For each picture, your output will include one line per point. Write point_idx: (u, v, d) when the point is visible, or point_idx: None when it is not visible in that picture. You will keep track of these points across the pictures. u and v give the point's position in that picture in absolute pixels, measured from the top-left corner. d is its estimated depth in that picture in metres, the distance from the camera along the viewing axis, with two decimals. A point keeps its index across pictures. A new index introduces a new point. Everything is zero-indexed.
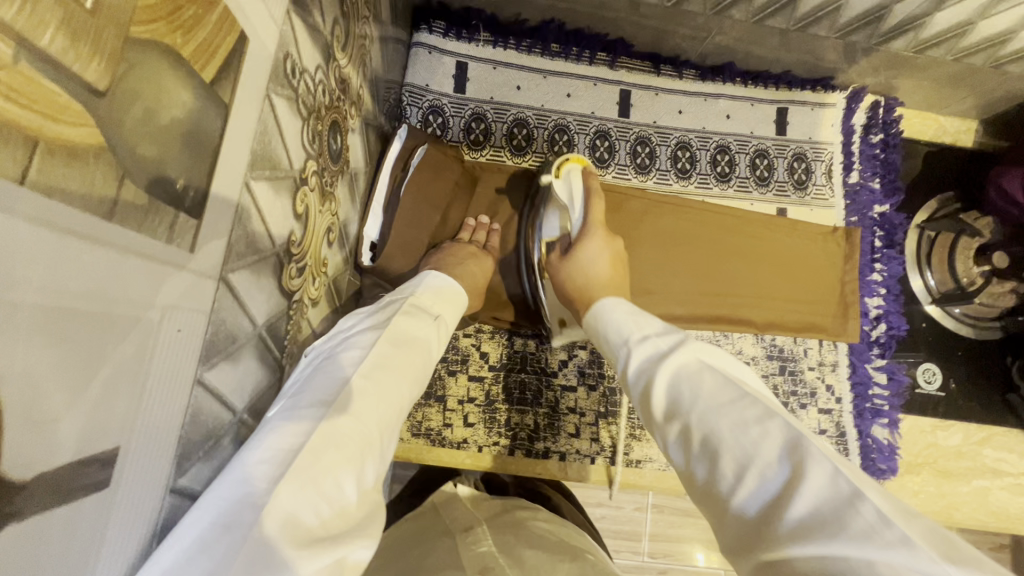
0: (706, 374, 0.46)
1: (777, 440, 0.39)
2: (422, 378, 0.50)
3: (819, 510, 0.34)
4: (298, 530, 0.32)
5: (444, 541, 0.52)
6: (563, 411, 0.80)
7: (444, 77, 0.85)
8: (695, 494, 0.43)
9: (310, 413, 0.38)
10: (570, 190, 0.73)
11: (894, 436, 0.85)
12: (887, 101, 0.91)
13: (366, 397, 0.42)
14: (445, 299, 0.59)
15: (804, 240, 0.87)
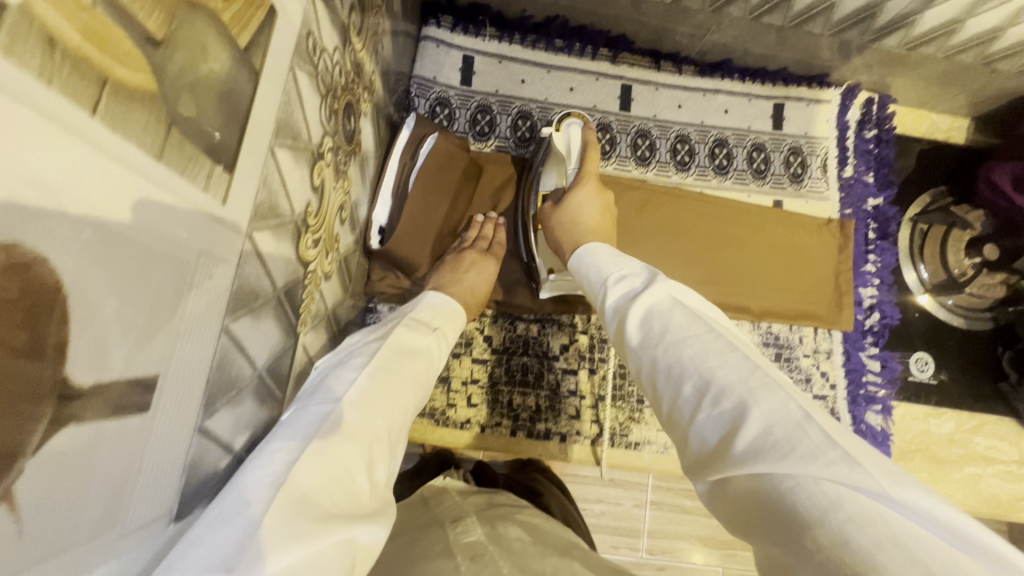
0: (676, 309, 0.48)
1: (737, 371, 0.41)
2: (423, 391, 0.53)
3: (769, 433, 0.36)
4: (321, 514, 0.35)
5: (434, 530, 0.53)
6: (563, 393, 0.82)
7: (451, 70, 0.88)
8: (663, 425, 0.45)
9: (320, 421, 0.41)
10: (569, 143, 0.76)
11: (887, 423, 0.86)
12: (881, 98, 0.94)
13: (371, 407, 0.45)
14: (444, 315, 0.63)
15: (801, 230, 0.89)
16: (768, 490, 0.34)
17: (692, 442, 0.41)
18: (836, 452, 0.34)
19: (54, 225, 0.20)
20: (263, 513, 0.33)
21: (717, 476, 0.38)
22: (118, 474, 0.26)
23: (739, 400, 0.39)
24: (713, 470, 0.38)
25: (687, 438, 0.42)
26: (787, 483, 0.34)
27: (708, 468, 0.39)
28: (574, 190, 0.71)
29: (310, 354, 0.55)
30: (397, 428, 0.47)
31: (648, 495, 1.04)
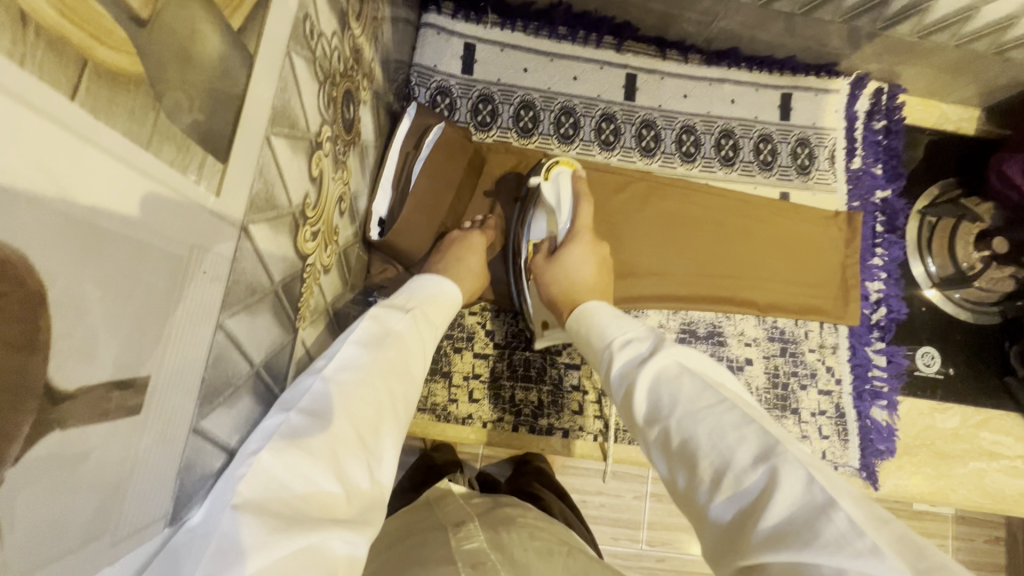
0: (685, 378, 0.47)
1: (753, 446, 0.40)
2: (415, 374, 0.51)
3: (790, 520, 0.35)
4: (299, 530, 0.34)
5: (438, 533, 0.52)
6: (566, 388, 0.81)
7: (452, 58, 0.86)
8: (677, 506, 0.44)
9: (298, 421, 0.39)
10: (559, 192, 0.74)
11: (892, 418, 0.86)
12: (891, 88, 0.93)
13: (352, 400, 0.42)
14: (435, 303, 0.60)
15: (807, 223, 0.88)
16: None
17: (709, 525, 0.40)
18: (863, 541, 0.33)
19: (33, 219, 0.19)
20: (237, 541, 0.32)
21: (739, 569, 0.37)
22: (109, 481, 0.25)
23: (759, 482, 0.38)
24: (733, 558, 0.37)
25: (703, 522, 0.41)
26: (812, 574, 0.33)
27: (728, 554, 0.38)
28: (567, 246, 0.70)
29: (310, 349, 0.54)
30: (388, 416, 0.45)
31: (648, 488, 1.06)
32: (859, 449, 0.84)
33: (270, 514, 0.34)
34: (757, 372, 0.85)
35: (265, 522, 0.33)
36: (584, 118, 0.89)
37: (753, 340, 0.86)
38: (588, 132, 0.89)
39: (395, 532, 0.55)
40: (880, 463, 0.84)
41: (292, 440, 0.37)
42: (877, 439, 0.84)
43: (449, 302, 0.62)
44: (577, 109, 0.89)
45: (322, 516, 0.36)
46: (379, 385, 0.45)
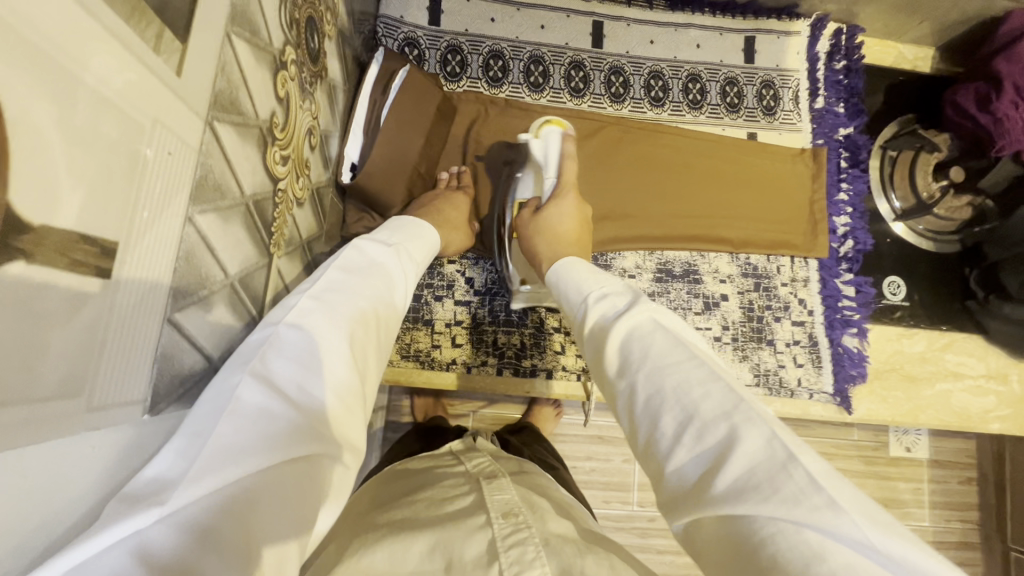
0: (656, 333, 0.47)
1: (720, 398, 0.40)
2: (394, 304, 0.52)
3: (749, 476, 0.36)
4: (296, 441, 0.34)
5: (468, 484, 0.52)
6: (548, 330, 0.82)
7: (418, 9, 0.86)
8: (636, 452, 0.44)
9: (284, 333, 0.39)
10: (546, 150, 0.76)
11: (863, 344, 0.89)
12: (849, 28, 0.95)
13: (336, 315, 0.43)
14: (411, 237, 0.60)
15: (774, 161, 0.90)
16: (748, 536, 0.34)
17: (667, 470, 0.40)
18: (823, 497, 0.33)
19: None
20: (224, 438, 0.31)
21: (691, 516, 0.37)
22: (80, 342, 0.25)
23: (724, 433, 0.38)
24: (686, 505, 0.38)
25: (660, 468, 0.41)
26: (771, 530, 0.33)
27: (682, 500, 0.38)
28: (552, 201, 0.72)
29: (287, 279, 0.54)
30: (370, 341, 0.46)
31: None
32: (832, 374, 0.87)
33: (266, 419, 0.34)
34: (732, 307, 0.87)
35: (268, 430, 0.33)
36: (553, 66, 0.89)
37: (727, 277, 0.88)
38: (557, 80, 0.89)
39: (413, 483, 0.55)
40: (852, 388, 0.87)
41: (276, 351, 0.38)
42: (849, 365, 0.87)
43: (421, 242, 0.61)
44: (546, 58, 0.89)
45: (318, 427, 0.36)
46: (363, 309, 0.46)
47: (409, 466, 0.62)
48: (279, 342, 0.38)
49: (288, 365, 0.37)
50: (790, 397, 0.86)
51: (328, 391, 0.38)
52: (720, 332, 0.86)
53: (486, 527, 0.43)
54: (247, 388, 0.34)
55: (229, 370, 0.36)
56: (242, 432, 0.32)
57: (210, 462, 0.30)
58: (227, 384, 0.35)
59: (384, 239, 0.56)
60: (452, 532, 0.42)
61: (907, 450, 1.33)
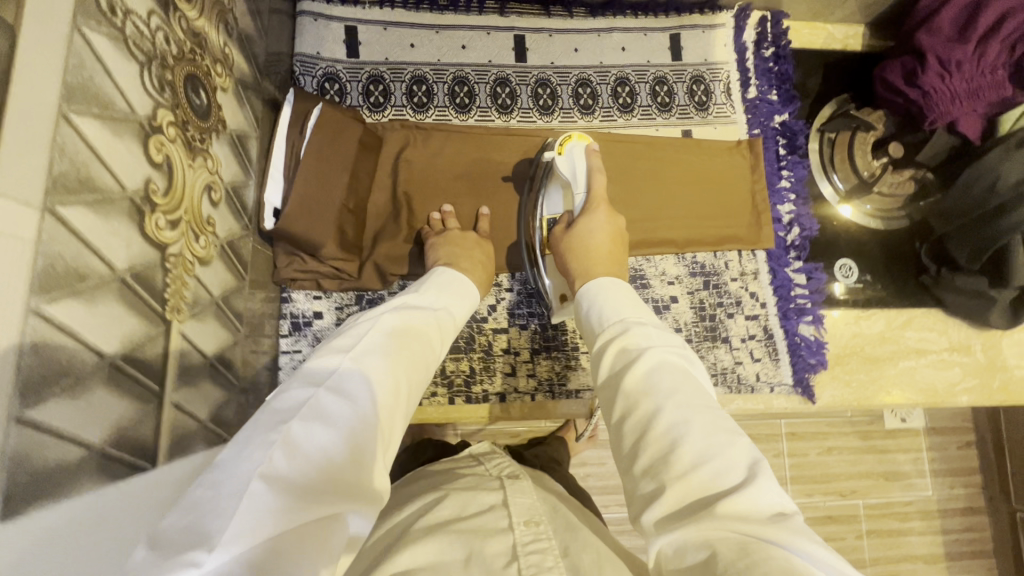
0: (681, 376, 0.51)
1: (740, 452, 0.45)
2: (428, 364, 0.55)
3: (748, 510, 0.40)
4: (321, 506, 0.36)
5: (492, 485, 0.61)
6: (497, 352, 0.81)
7: (334, 43, 0.85)
8: (631, 472, 0.48)
9: (328, 393, 0.42)
10: (573, 166, 0.77)
11: (820, 331, 0.88)
12: (774, 14, 0.94)
13: (375, 377, 0.46)
14: (452, 300, 0.65)
15: (709, 155, 0.89)
16: (749, 552, 0.36)
17: (669, 489, 0.43)
18: (812, 543, 0.37)
19: None
20: (262, 497, 0.34)
21: (690, 528, 0.40)
22: None
23: (738, 476, 0.43)
24: (683, 520, 0.41)
25: (666, 484, 0.43)
26: (768, 551, 0.36)
27: (681, 515, 0.42)
28: (582, 215, 0.74)
29: (195, 342, 0.53)
30: (404, 402, 0.48)
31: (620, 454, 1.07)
32: (790, 365, 0.86)
33: (297, 482, 0.36)
34: (683, 308, 0.86)
35: (297, 491, 0.35)
36: (478, 85, 0.88)
37: (675, 278, 0.87)
38: (484, 99, 0.88)
39: (442, 482, 0.64)
40: (813, 377, 0.86)
41: (321, 408, 0.40)
42: (807, 354, 0.86)
43: (456, 308, 0.65)
44: (470, 78, 0.88)
45: (341, 494, 0.38)
46: (400, 371, 0.48)
47: (432, 467, 0.73)
48: (318, 404, 0.41)
49: (326, 423, 0.40)
50: (751, 393, 0.85)
51: (357, 461, 0.40)
52: None
53: (507, 531, 0.50)
54: (284, 450, 0.37)
55: (269, 426, 0.38)
56: (275, 493, 0.35)
57: (246, 525, 0.32)
58: (267, 440, 0.37)
59: (417, 301, 0.60)
60: (478, 532, 0.49)
61: (902, 421, 1.37)
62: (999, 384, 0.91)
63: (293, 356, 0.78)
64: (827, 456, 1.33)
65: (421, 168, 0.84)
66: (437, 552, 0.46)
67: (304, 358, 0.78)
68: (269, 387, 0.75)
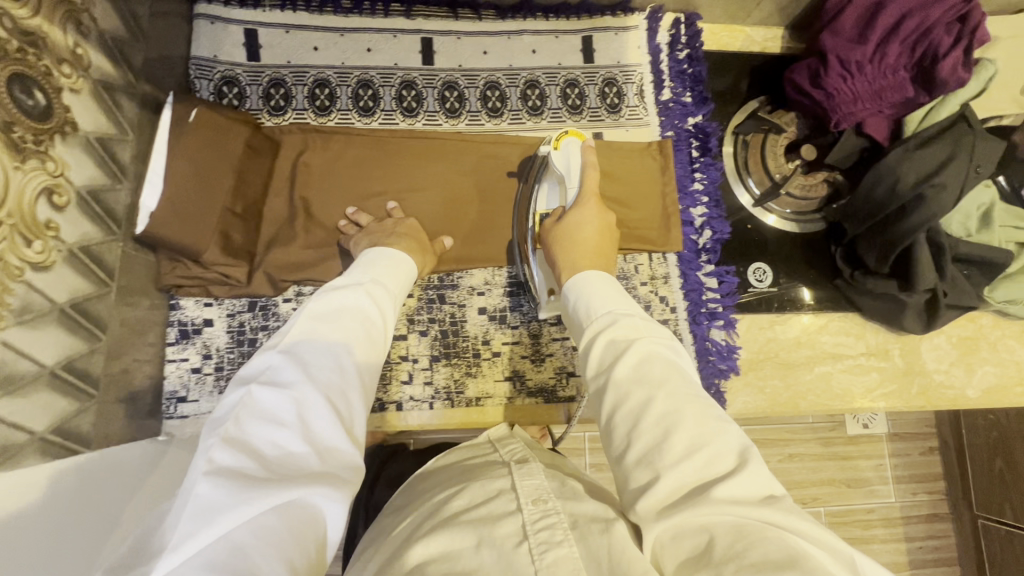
0: (670, 363, 0.52)
1: (730, 437, 0.47)
2: (374, 341, 0.58)
3: (741, 495, 0.43)
4: (284, 486, 0.42)
5: (499, 467, 0.57)
6: (395, 359, 0.79)
7: (233, 47, 0.83)
8: (621, 462, 0.48)
9: (254, 391, 0.47)
10: (567, 162, 0.76)
11: (731, 336, 0.86)
12: (687, 16, 0.93)
13: (302, 365, 0.50)
14: (384, 278, 0.65)
15: (620, 157, 0.88)
16: (748, 541, 0.39)
17: (661, 480, 0.44)
18: (804, 524, 0.41)
19: None
20: (206, 494, 0.39)
21: (687, 517, 0.42)
22: None
23: (728, 463, 0.45)
24: (678, 507, 0.43)
25: (658, 476, 0.45)
26: (763, 534, 0.39)
27: (675, 504, 0.43)
28: (573, 208, 0.73)
29: (30, 351, 0.51)
30: (349, 378, 0.52)
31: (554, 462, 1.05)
32: (700, 371, 0.84)
33: (241, 474, 0.41)
34: None
35: (243, 483, 0.41)
36: (383, 88, 0.87)
37: None
38: (389, 102, 0.87)
39: (445, 470, 0.63)
40: (724, 383, 0.85)
41: (249, 408, 0.46)
42: (717, 359, 0.85)
43: (401, 286, 0.67)
44: (375, 81, 0.87)
45: (302, 473, 0.44)
46: (332, 353, 0.53)
47: (452, 454, 0.69)
48: (252, 402, 0.46)
49: (259, 421, 0.45)
50: None
51: (307, 441, 0.46)
52: None
53: (516, 513, 0.47)
54: (220, 450, 0.42)
55: (209, 436, 0.44)
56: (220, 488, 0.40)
57: (193, 519, 0.38)
58: (207, 447, 0.43)
59: (356, 281, 0.62)
60: (483, 519, 0.47)
61: (864, 426, 1.40)
62: (917, 390, 0.90)
63: (180, 365, 0.76)
64: (788, 462, 1.36)
65: (320, 172, 0.82)
66: (446, 540, 0.45)
67: (192, 367, 0.76)
68: (153, 397, 0.73)
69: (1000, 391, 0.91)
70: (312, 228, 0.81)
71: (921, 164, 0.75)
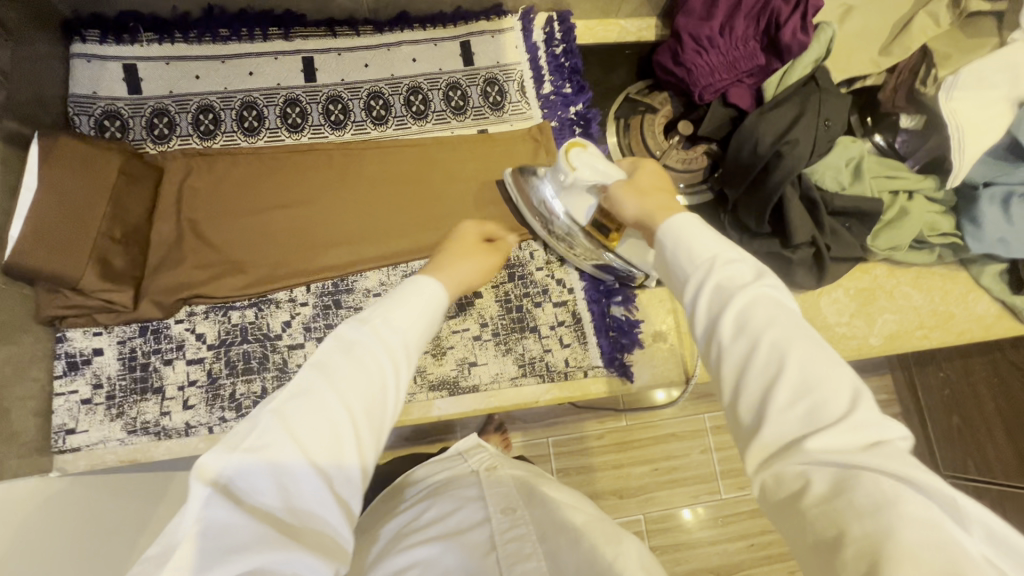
0: (778, 314, 0.47)
1: (842, 382, 0.42)
2: (389, 388, 0.49)
3: (844, 443, 0.39)
4: (256, 560, 0.36)
5: (474, 476, 0.67)
6: (292, 369, 0.79)
7: (113, 82, 0.86)
8: (733, 406, 0.46)
9: (245, 448, 0.41)
10: (594, 173, 0.69)
11: (631, 311, 0.86)
12: (559, 14, 0.98)
13: (301, 417, 0.43)
14: (405, 312, 0.55)
15: (505, 149, 0.91)
16: (852, 486, 0.37)
17: (763, 432, 0.42)
18: (910, 467, 0.37)
19: None
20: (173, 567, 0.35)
21: (788, 465, 0.40)
22: None
23: (840, 408, 0.41)
24: (778, 454, 0.41)
25: (760, 427, 0.42)
26: (859, 479, 0.37)
27: (769, 456, 0.41)
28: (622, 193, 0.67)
29: None
30: (349, 436, 0.44)
31: None
32: (603, 348, 0.85)
33: (216, 547, 0.36)
34: (488, 303, 0.84)
35: (216, 553, 0.36)
36: (267, 108, 0.89)
37: None
38: (273, 121, 0.89)
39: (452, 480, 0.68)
40: (632, 356, 0.85)
41: (238, 468, 0.40)
42: (619, 334, 0.85)
43: (425, 311, 0.56)
44: (258, 101, 0.89)
45: (286, 540, 0.38)
46: (333, 407, 0.45)
47: (426, 466, 0.76)
48: (243, 460, 0.40)
49: (245, 479, 0.39)
50: (565, 380, 0.83)
51: (293, 506, 0.40)
52: (479, 330, 0.83)
53: (488, 521, 0.56)
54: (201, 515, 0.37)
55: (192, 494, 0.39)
56: (194, 558, 0.35)
57: None
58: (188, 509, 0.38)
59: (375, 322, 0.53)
60: (461, 530, 0.55)
61: None
62: None
63: (69, 397, 0.75)
64: None
65: (205, 191, 0.83)
66: (424, 554, 0.53)
67: (81, 398, 0.75)
68: (39, 432, 0.72)
69: (902, 335, 0.94)
70: (198, 248, 0.81)
71: (775, 123, 0.80)
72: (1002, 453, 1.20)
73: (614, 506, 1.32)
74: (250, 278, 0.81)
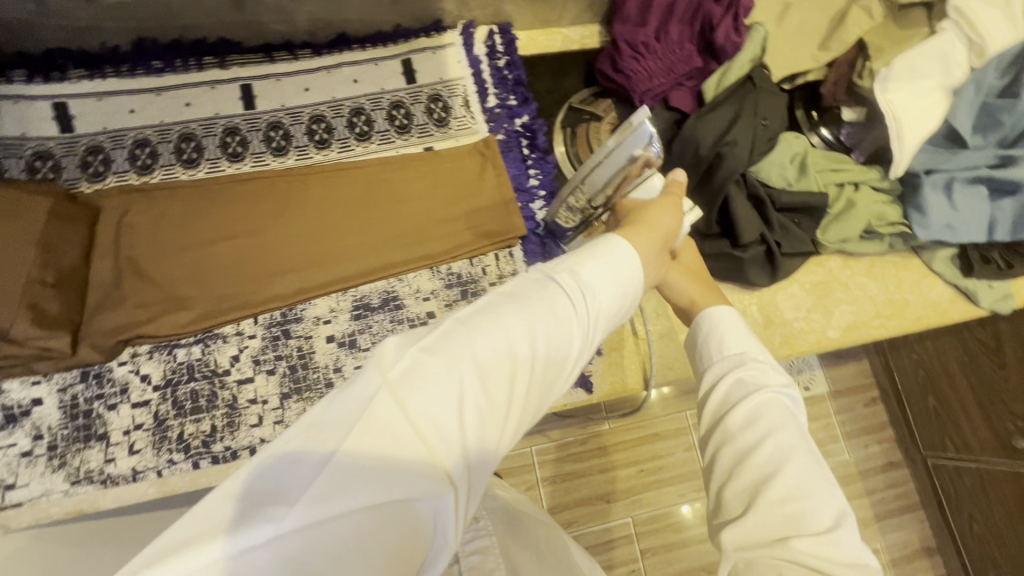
0: (788, 423, 0.52)
1: (832, 503, 0.47)
2: (564, 351, 0.45)
3: (824, 551, 0.44)
4: (410, 491, 0.33)
5: None
6: (242, 404, 0.78)
7: (42, 121, 0.83)
8: (721, 488, 0.51)
9: (431, 358, 0.38)
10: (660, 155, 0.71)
11: None
12: (500, 26, 0.98)
13: (484, 346, 0.40)
14: (607, 275, 0.49)
15: (452, 165, 0.91)
16: None
17: (748, 519, 0.47)
18: None
19: None
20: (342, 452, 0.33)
21: (765, 556, 0.45)
22: None
23: (827, 523, 0.46)
24: (760, 542, 0.46)
25: (749, 512, 0.48)
26: None
27: (753, 542, 0.46)
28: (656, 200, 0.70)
29: None
30: (516, 394, 0.41)
31: None
32: None
33: (379, 452, 0.33)
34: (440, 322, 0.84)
35: (380, 460, 0.33)
36: (206, 139, 0.88)
37: (431, 293, 0.85)
38: (213, 151, 0.87)
39: None
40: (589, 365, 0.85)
41: (415, 377, 0.37)
42: None
43: (628, 271, 0.50)
44: (197, 132, 0.88)
45: (439, 476, 0.35)
46: (515, 351, 0.41)
47: None
48: (425, 372, 0.37)
49: (430, 393, 0.37)
50: None
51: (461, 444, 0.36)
52: None
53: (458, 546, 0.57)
54: (376, 409, 0.35)
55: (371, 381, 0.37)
56: (360, 451, 0.33)
57: (321, 485, 0.31)
58: (362, 398, 0.36)
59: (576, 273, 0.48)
60: None
61: (807, 389, 1.42)
62: (780, 339, 0.92)
63: (7, 451, 0.72)
64: None
65: (145, 227, 0.81)
66: None
67: (20, 451, 0.72)
68: None
69: (859, 326, 0.94)
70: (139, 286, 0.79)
71: (715, 124, 0.80)
72: (976, 430, 1.21)
73: (601, 513, 1.30)
74: (194, 313, 0.79)
